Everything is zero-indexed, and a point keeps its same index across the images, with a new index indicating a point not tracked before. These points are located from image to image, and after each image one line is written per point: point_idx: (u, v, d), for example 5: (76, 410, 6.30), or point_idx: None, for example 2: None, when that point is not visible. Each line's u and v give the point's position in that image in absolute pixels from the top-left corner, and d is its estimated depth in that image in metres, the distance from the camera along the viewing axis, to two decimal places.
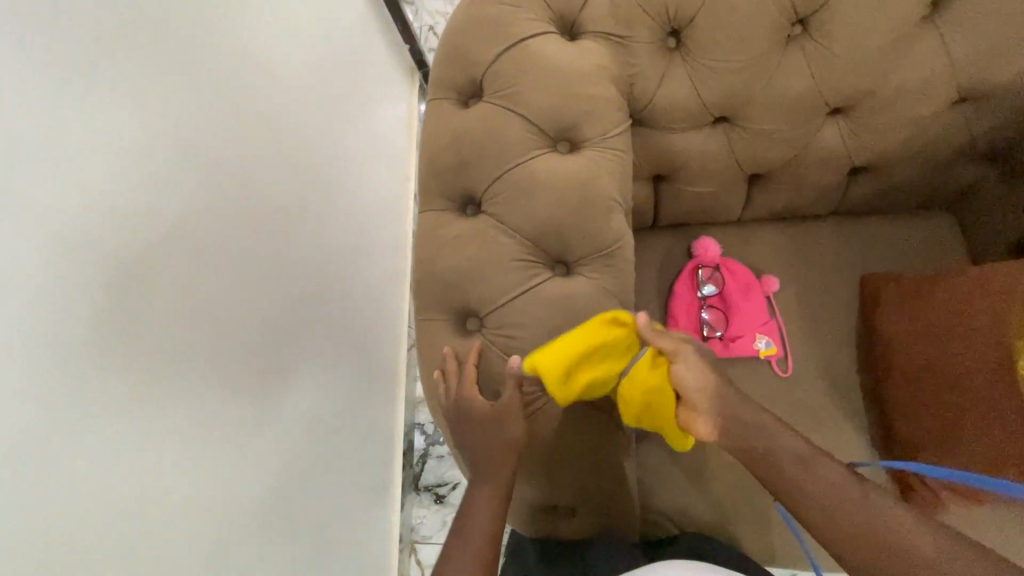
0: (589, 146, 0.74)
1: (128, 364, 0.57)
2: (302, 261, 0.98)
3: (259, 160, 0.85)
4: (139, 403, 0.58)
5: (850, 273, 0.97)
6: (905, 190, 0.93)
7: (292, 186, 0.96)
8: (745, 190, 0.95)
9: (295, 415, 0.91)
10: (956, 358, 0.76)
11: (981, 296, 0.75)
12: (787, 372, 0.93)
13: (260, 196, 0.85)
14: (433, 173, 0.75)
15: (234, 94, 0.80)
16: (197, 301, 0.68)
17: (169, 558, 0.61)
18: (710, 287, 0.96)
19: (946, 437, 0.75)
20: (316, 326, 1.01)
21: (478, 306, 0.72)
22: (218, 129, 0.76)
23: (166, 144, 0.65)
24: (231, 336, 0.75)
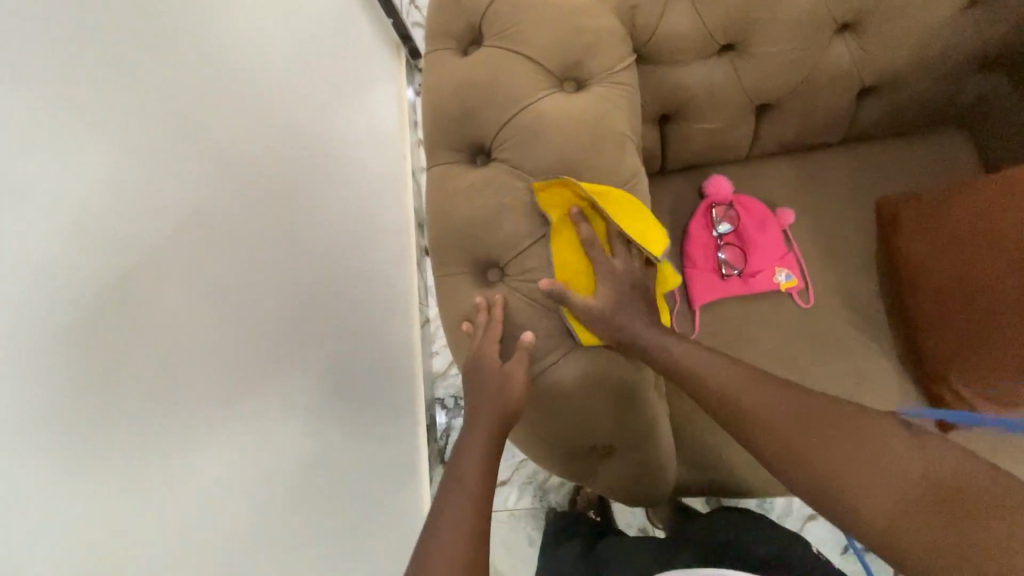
0: (595, 83, 0.73)
1: (145, 343, 0.56)
2: (308, 239, 0.97)
3: (256, 135, 0.84)
4: (163, 383, 0.58)
5: (864, 199, 0.96)
6: (916, 109, 0.91)
7: (291, 162, 0.95)
8: (753, 123, 0.93)
9: (313, 392, 0.91)
10: (978, 266, 0.75)
11: (1006, 199, 0.73)
12: (808, 303, 0.93)
13: (261, 172, 0.84)
14: (438, 125, 0.74)
15: (226, 67, 0.77)
16: (205, 280, 0.67)
17: (206, 532, 0.61)
18: (725, 226, 0.95)
19: (970, 345, 0.76)
20: (326, 303, 1.01)
21: (498, 255, 0.71)
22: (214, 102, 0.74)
23: (161, 116, 0.63)
24: (246, 313, 0.74)
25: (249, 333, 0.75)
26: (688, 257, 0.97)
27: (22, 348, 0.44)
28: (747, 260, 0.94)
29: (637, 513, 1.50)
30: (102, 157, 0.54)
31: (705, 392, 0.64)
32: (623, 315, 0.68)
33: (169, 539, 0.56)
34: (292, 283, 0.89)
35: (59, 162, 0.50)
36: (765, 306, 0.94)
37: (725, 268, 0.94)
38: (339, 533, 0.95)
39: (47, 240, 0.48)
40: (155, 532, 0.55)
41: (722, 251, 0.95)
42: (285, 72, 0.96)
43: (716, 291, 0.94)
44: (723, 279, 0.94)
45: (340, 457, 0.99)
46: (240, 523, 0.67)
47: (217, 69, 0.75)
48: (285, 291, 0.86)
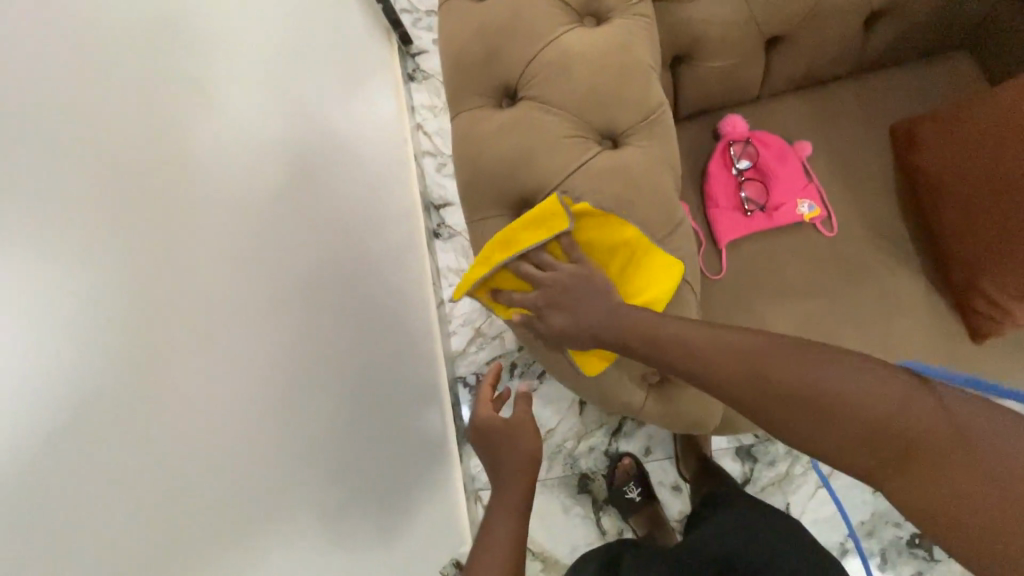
0: (615, 16, 0.73)
1: (194, 294, 0.56)
2: (321, 212, 0.97)
3: (270, 102, 0.84)
4: (211, 335, 0.57)
5: (878, 128, 0.97)
6: (922, 32, 0.93)
7: (303, 133, 0.94)
8: (764, 58, 0.94)
9: (334, 360, 0.91)
10: (1010, 166, 0.75)
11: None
12: (832, 231, 0.94)
13: (277, 140, 0.84)
14: (462, 71, 0.74)
15: (239, 34, 0.78)
16: (243, 240, 0.67)
17: (253, 487, 0.61)
18: (744, 162, 0.96)
19: (1006, 246, 0.77)
20: (338, 277, 1.01)
21: (533, 194, 0.72)
22: (234, 64, 0.74)
23: (193, 69, 0.63)
24: (274, 274, 0.74)
25: (279, 294, 0.75)
26: (710, 197, 0.97)
27: (88, 283, 0.44)
28: (769, 194, 0.95)
29: (667, 472, 1.51)
30: (146, 106, 0.54)
31: (680, 360, 0.63)
32: (574, 330, 0.69)
33: (225, 490, 0.56)
34: (312, 251, 0.90)
35: (107, 102, 0.49)
36: (789, 239, 0.95)
37: (748, 204, 0.95)
38: (361, 507, 0.95)
39: (105, 181, 0.47)
40: (214, 480, 0.54)
41: (744, 188, 0.96)
42: (290, 44, 0.97)
43: (742, 228, 0.95)
44: (747, 215, 0.95)
45: (360, 433, 0.99)
46: (281, 482, 0.67)
47: (230, 31, 0.75)
48: (305, 257, 0.86)
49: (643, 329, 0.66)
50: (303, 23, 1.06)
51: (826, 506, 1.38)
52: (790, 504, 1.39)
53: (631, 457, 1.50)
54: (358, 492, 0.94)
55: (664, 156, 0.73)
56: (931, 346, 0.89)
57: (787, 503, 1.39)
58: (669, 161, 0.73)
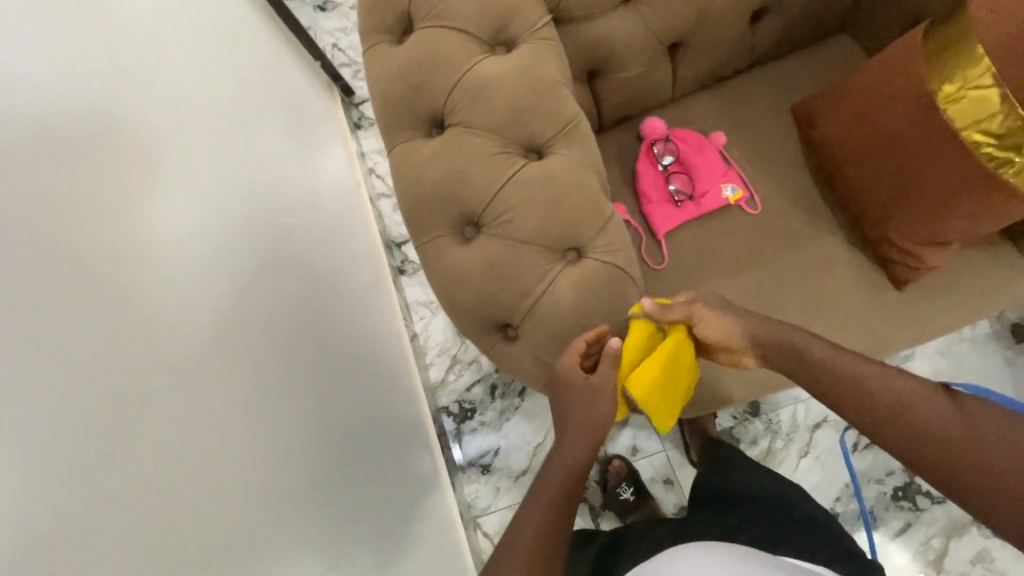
0: (522, 42, 0.81)
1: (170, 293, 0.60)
2: (291, 254, 1.01)
3: (232, 139, 0.93)
4: (194, 341, 0.61)
5: (781, 112, 1.07)
6: (803, 22, 1.03)
7: (261, 183, 0.99)
8: (669, 62, 1.03)
9: (311, 389, 0.93)
10: (886, 127, 0.82)
11: (893, 67, 0.80)
12: (757, 209, 1.01)
13: (240, 192, 0.88)
14: (391, 105, 0.80)
15: (199, 77, 0.84)
16: (216, 256, 0.71)
17: (245, 524, 0.62)
18: (668, 157, 1.04)
19: (897, 199, 0.83)
20: (313, 316, 1.04)
21: (471, 211, 0.77)
22: (194, 102, 0.80)
23: (150, 91, 0.68)
24: (247, 299, 0.77)
25: (253, 320, 0.77)
26: (643, 194, 1.04)
27: (62, 297, 0.47)
28: (695, 184, 1.03)
29: (657, 468, 1.53)
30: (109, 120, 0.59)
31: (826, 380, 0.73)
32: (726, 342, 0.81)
33: (213, 507, 0.57)
34: (282, 283, 0.93)
35: (61, 149, 0.51)
36: (721, 222, 1.02)
37: (678, 195, 1.03)
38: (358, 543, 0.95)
39: (64, 200, 0.50)
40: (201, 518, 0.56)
41: (672, 181, 1.03)
42: (244, 100, 1.03)
43: (676, 217, 1.02)
44: (679, 205, 1.02)
45: (348, 467, 1.00)
46: (273, 503, 0.68)
47: (184, 90, 0.78)
48: (275, 287, 0.89)
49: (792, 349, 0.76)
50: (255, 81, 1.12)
51: (811, 475, 1.42)
52: None
53: (620, 458, 1.52)
54: (353, 519, 0.94)
55: (585, 160, 0.79)
56: (862, 298, 0.96)
57: None
58: (591, 164, 0.80)
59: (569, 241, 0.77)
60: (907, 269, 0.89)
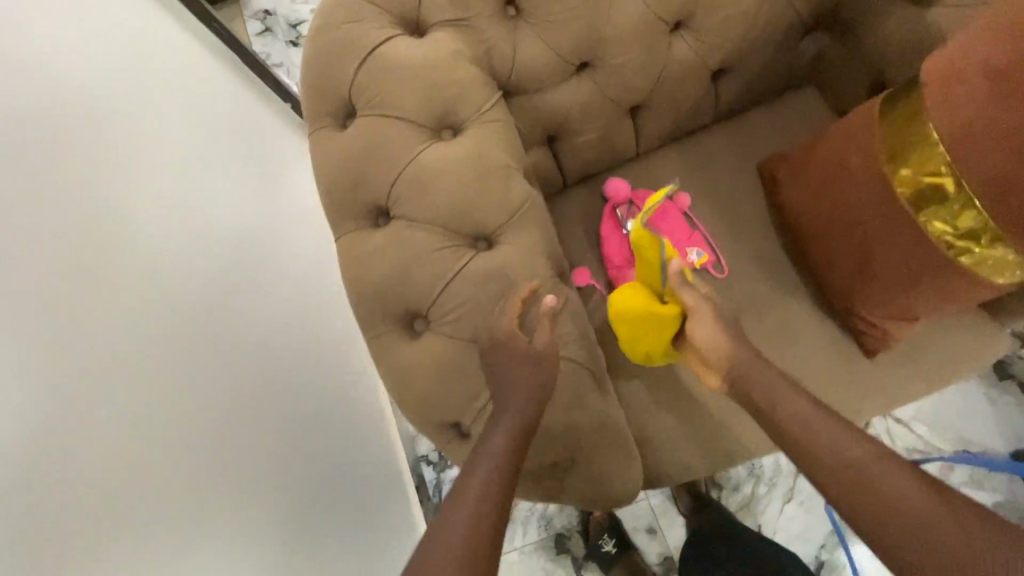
0: (469, 126, 0.78)
1: (107, 305, 0.67)
2: (271, 323, 1.01)
3: (198, 212, 0.91)
4: (134, 358, 0.67)
5: (747, 168, 1.04)
6: (766, 78, 1.00)
7: (236, 252, 0.98)
8: (630, 124, 1.00)
9: (292, 440, 0.94)
10: (845, 203, 0.79)
11: (851, 142, 0.78)
12: (723, 272, 0.99)
13: (200, 276, 0.85)
14: (334, 195, 0.78)
15: (170, 116, 0.92)
16: (163, 278, 0.78)
17: None
18: (632, 220, 1.01)
19: (858, 275, 0.81)
20: (299, 382, 1.02)
21: (418, 307, 0.75)
22: (157, 138, 0.87)
23: (102, 119, 0.76)
24: (207, 350, 0.80)
25: (215, 372, 0.80)
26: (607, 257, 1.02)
27: None
28: None
29: (640, 515, 1.50)
30: (52, 140, 0.68)
31: (793, 433, 0.67)
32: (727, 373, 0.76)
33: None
34: (257, 351, 0.93)
35: None
36: None
37: None
38: None
39: None
40: None
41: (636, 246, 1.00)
42: (216, 166, 1.01)
43: None
44: None
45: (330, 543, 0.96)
46: None
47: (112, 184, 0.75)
48: (249, 341, 0.92)
49: (768, 404, 0.71)
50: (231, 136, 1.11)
51: (794, 522, 1.40)
52: (762, 526, 1.40)
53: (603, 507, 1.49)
54: None
55: (537, 247, 0.77)
56: (831, 365, 0.93)
57: (759, 525, 1.40)
58: (543, 252, 0.77)
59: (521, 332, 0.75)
60: (875, 340, 0.86)
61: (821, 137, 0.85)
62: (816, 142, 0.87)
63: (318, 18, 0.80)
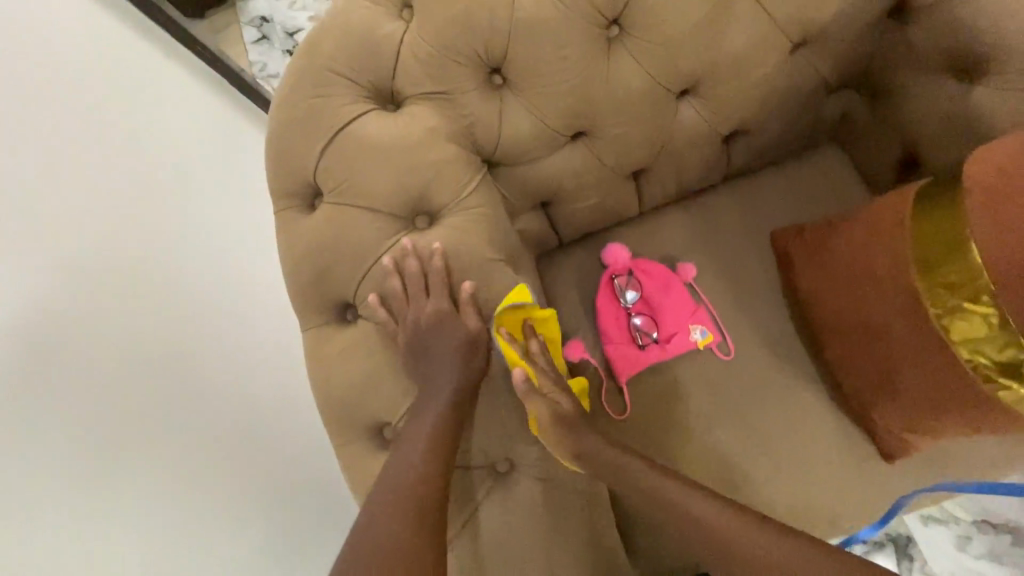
0: (447, 214, 0.70)
1: (125, 295, 0.89)
2: (256, 347, 1.05)
3: (185, 242, 1.01)
4: (121, 341, 0.87)
5: (760, 236, 0.95)
6: (784, 141, 0.91)
7: (223, 274, 1.05)
8: (631, 188, 0.91)
9: (264, 452, 1.00)
10: (870, 316, 0.71)
11: (876, 240, 0.70)
12: (729, 354, 0.91)
13: (178, 306, 0.96)
14: (296, 289, 0.71)
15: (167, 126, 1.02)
16: (151, 278, 0.94)
17: None
18: (631, 293, 0.93)
19: (883, 393, 0.74)
20: (282, 413, 1.05)
21: (387, 417, 0.69)
22: (149, 146, 0.99)
23: (117, 137, 0.94)
24: (181, 346, 0.94)
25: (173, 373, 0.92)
26: (603, 331, 0.94)
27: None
28: (660, 325, 0.92)
29: None
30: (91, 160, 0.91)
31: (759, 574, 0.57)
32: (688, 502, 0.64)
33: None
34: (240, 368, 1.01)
35: None
36: (689, 369, 0.91)
37: (641, 337, 0.92)
38: None
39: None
40: None
41: (634, 321, 0.93)
42: (209, 187, 1.07)
43: (639, 362, 0.91)
44: (641, 349, 0.92)
45: None
46: None
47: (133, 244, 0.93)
48: (218, 350, 0.99)
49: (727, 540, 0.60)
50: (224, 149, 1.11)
51: None
52: None
53: None
54: None
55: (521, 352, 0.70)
56: (840, 463, 0.86)
57: None
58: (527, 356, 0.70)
59: (500, 453, 0.69)
60: (894, 447, 0.79)
61: (844, 230, 0.75)
62: (838, 234, 0.76)
63: (280, 85, 0.71)
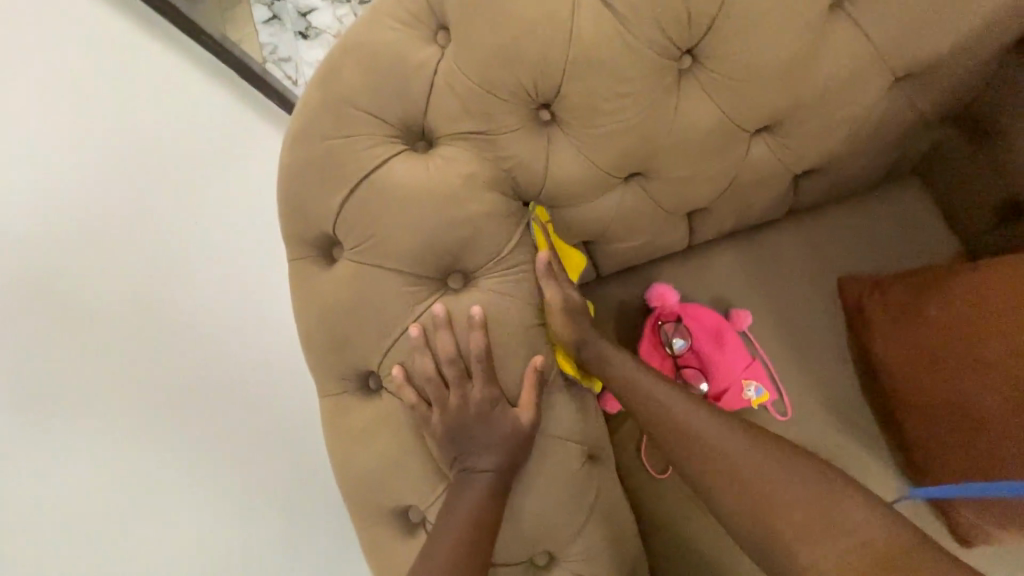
0: (484, 274, 0.62)
1: (111, 312, 0.79)
2: (251, 364, 0.93)
3: (174, 243, 0.87)
4: (105, 360, 0.77)
5: (825, 280, 0.85)
6: (862, 176, 0.80)
7: (219, 278, 0.92)
8: (684, 226, 0.80)
9: (266, 479, 0.93)
10: (968, 404, 0.67)
11: (984, 313, 0.66)
12: (787, 414, 0.82)
13: (167, 320, 0.84)
14: (314, 354, 0.64)
15: (160, 109, 0.87)
16: (139, 289, 0.82)
17: None
18: (680, 341, 0.84)
19: (958, 482, 0.69)
20: (278, 439, 0.95)
21: (415, 501, 0.63)
22: (140, 134, 0.84)
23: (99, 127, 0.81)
24: (176, 367, 0.84)
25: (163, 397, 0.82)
26: None
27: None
28: (710, 379, 0.83)
29: None
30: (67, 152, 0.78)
31: None
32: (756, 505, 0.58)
33: None
34: (229, 390, 0.90)
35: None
36: None
37: (689, 391, 0.83)
38: None
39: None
40: None
41: (681, 373, 0.83)
42: (204, 174, 0.91)
43: None
44: None
45: None
46: None
47: (124, 249, 0.82)
48: (217, 370, 0.89)
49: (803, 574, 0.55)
50: (220, 128, 0.93)
51: None
52: None
53: None
54: None
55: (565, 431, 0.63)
56: None
57: None
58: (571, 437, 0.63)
59: (539, 548, 0.64)
60: (980, 536, 0.72)
61: (950, 302, 0.69)
62: (939, 305, 0.70)
63: (294, 119, 0.61)
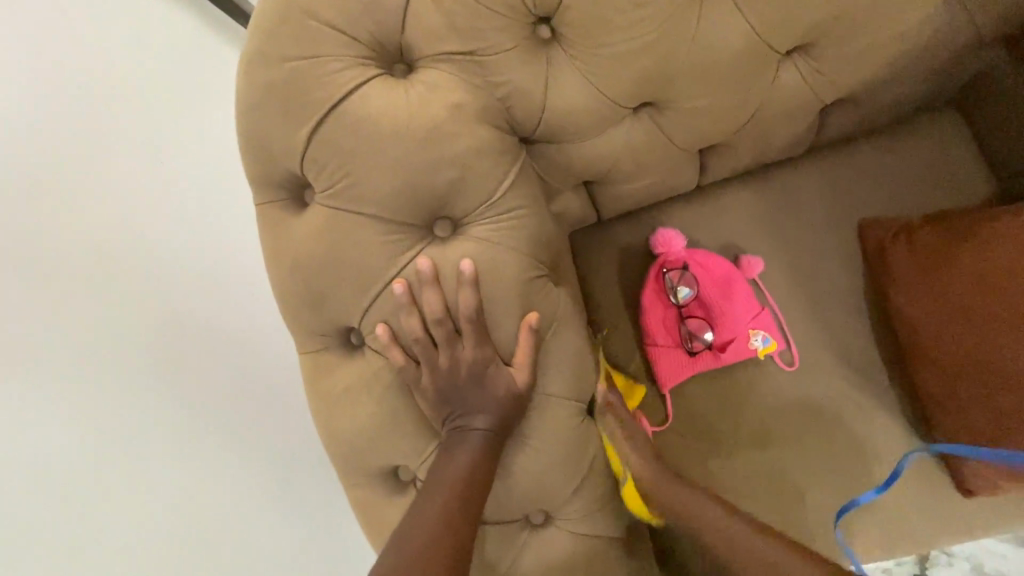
0: (474, 221, 0.55)
1: (113, 299, 0.65)
2: (254, 355, 0.81)
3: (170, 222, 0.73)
4: (114, 368, 0.64)
5: (843, 223, 0.79)
6: (898, 108, 0.71)
7: (216, 257, 0.78)
8: (697, 166, 0.72)
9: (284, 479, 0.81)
10: (994, 358, 0.63)
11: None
12: (794, 364, 0.79)
13: (173, 310, 0.71)
14: (290, 310, 0.58)
15: (157, 92, 0.74)
16: (141, 276, 0.69)
17: None
18: (685, 290, 0.78)
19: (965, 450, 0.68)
20: (291, 433, 0.84)
21: (404, 461, 0.60)
22: (137, 115, 0.71)
23: (91, 105, 0.67)
24: (188, 379, 0.71)
25: (184, 413, 0.70)
26: (648, 332, 0.80)
27: None
28: (715, 330, 0.79)
29: None
30: (42, 109, 0.62)
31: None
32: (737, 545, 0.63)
33: None
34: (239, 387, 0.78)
35: None
36: (745, 379, 0.79)
37: (692, 342, 0.79)
38: None
39: None
40: None
41: (686, 323, 0.79)
42: (194, 139, 0.77)
43: (686, 369, 0.79)
44: (692, 356, 0.79)
45: None
46: None
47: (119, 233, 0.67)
48: (226, 363, 0.77)
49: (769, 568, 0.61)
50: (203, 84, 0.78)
51: None
52: None
53: None
54: None
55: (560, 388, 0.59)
56: (902, 487, 0.77)
57: None
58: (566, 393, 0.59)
59: (535, 508, 0.62)
60: (986, 493, 0.71)
61: (989, 250, 0.64)
62: (976, 253, 0.65)
63: (249, 38, 0.52)
